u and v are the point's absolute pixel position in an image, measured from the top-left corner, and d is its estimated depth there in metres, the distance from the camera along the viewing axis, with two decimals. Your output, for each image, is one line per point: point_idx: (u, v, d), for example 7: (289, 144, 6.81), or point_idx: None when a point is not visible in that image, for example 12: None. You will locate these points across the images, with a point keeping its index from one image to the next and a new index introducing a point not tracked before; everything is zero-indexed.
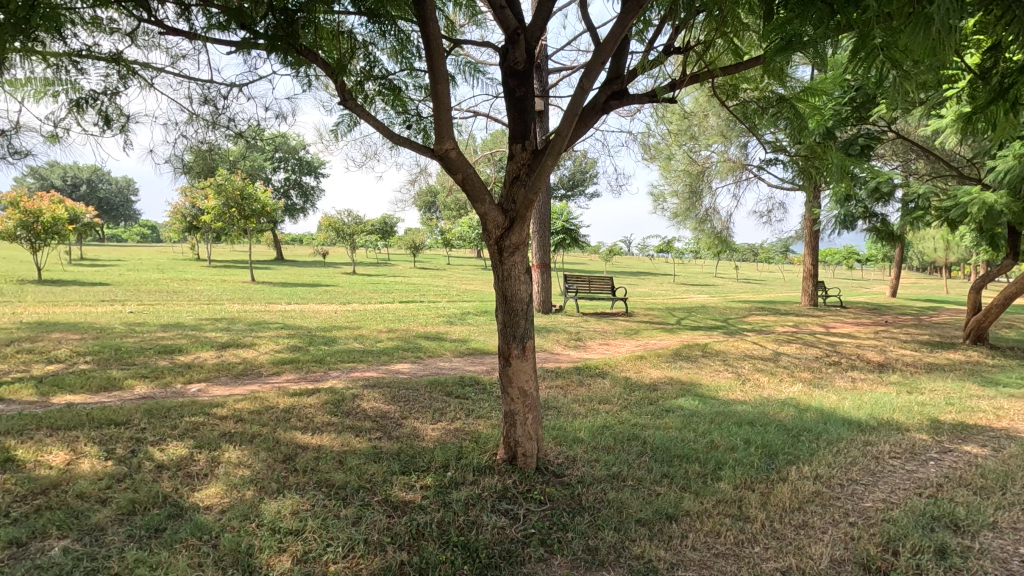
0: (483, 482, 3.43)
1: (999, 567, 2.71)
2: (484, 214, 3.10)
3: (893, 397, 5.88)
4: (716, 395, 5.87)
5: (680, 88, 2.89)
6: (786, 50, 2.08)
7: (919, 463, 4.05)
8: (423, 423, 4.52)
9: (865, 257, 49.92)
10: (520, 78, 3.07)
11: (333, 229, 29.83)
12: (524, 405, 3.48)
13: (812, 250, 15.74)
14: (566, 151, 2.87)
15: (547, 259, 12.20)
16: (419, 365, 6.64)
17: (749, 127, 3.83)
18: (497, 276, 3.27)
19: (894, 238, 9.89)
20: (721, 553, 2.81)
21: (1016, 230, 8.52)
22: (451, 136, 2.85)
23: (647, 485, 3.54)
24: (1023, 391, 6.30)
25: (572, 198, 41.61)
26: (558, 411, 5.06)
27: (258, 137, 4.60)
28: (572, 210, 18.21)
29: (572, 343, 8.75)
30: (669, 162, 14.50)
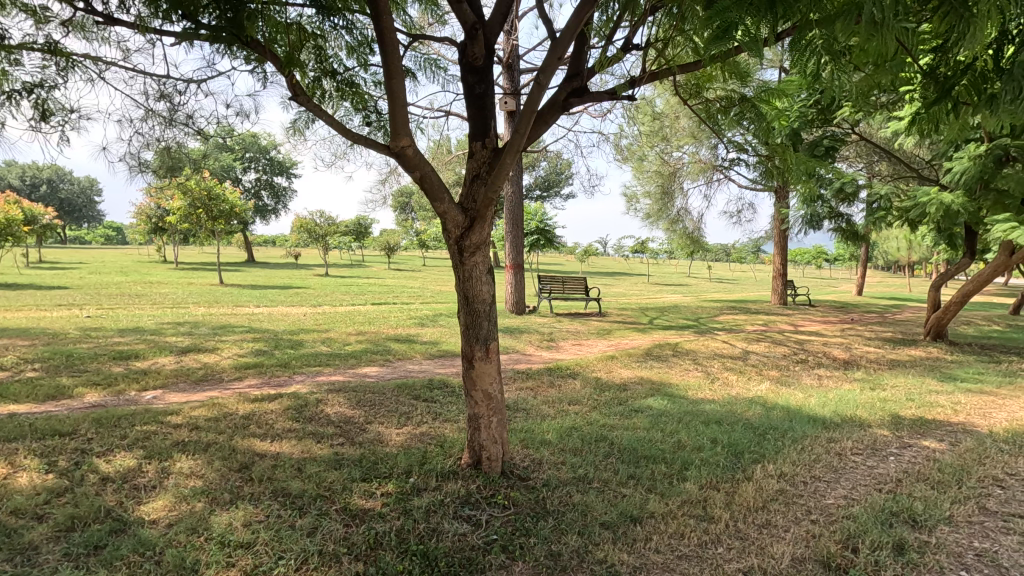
0: (446, 487, 3.37)
1: (954, 562, 2.74)
2: (443, 213, 3.02)
3: (856, 394, 5.99)
4: (685, 394, 5.90)
5: (640, 86, 2.86)
6: (721, 40, 1.94)
7: (880, 459, 4.11)
8: (389, 428, 4.42)
9: (833, 257, 51.05)
10: (480, 74, 3.01)
11: (304, 230, 29.26)
12: (489, 408, 3.42)
13: (781, 249, 16.02)
14: (525, 150, 2.80)
15: (520, 259, 12.13)
16: (387, 368, 6.52)
17: (713, 126, 3.80)
18: (458, 277, 3.20)
19: (858, 238, 10.10)
20: (684, 555, 2.78)
21: (973, 229, 8.81)
22: (407, 132, 2.78)
23: (613, 487, 3.51)
24: (979, 386, 6.49)
25: (548, 198, 41.54)
26: (527, 413, 5.01)
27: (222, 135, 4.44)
28: (546, 211, 18.18)
29: (545, 344, 8.71)
30: (641, 163, 14.60)
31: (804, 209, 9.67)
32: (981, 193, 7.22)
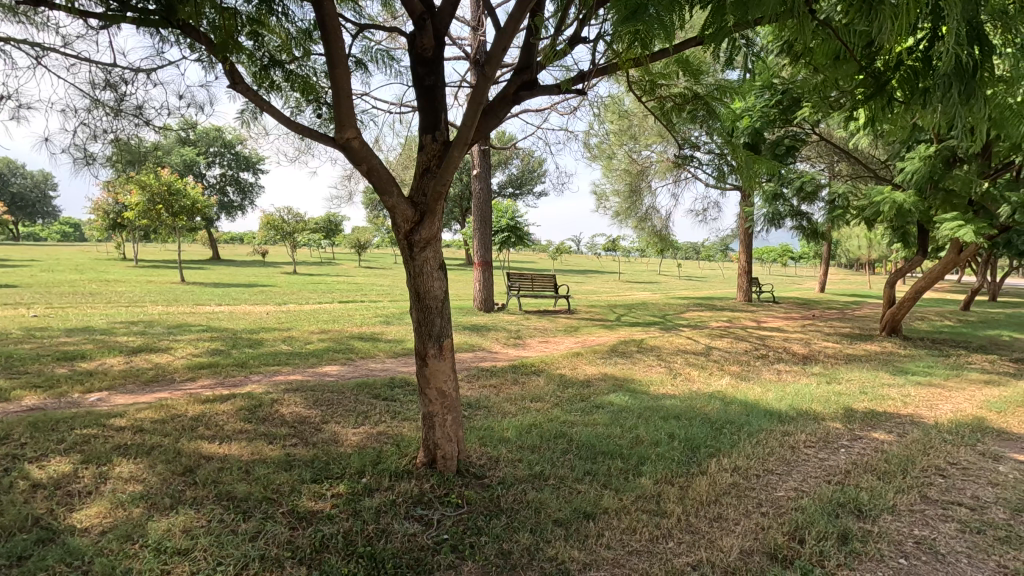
0: (399, 487, 3.30)
1: (895, 550, 2.80)
2: (393, 208, 2.96)
3: (812, 388, 6.13)
4: (647, 389, 5.95)
5: (589, 80, 2.88)
6: (629, 21, 1.79)
7: (830, 451, 4.20)
8: (344, 428, 4.33)
9: (798, 256, 52.36)
10: (430, 67, 2.97)
11: (271, 227, 28.52)
12: (443, 406, 3.37)
13: (746, 247, 16.36)
14: (474, 143, 2.77)
15: (489, 256, 12.07)
16: (349, 367, 6.42)
17: (667, 124, 3.79)
18: (409, 273, 3.14)
19: (818, 237, 10.35)
20: (635, 551, 2.78)
21: (925, 228, 9.14)
22: (353, 124, 2.71)
23: (568, 484, 3.49)
24: (928, 379, 6.72)
25: (521, 197, 41.52)
26: (488, 411, 4.97)
27: (185, 127, 4.28)
28: (517, 208, 18.18)
29: (512, 341, 8.69)
30: (611, 162, 14.70)
31: (766, 207, 9.82)
32: (931, 193, 7.48)
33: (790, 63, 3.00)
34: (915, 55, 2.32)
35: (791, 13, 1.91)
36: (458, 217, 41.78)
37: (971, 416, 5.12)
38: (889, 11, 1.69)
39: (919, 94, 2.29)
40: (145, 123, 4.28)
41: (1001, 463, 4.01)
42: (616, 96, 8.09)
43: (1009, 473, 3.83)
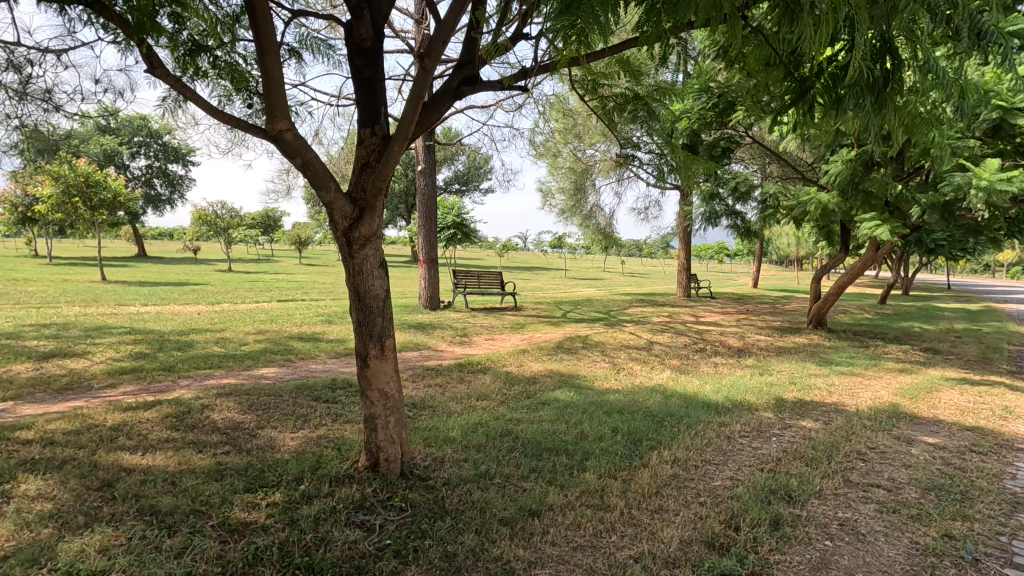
0: (339, 493, 3.19)
1: (821, 533, 2.96)
2: (330, 203, 2.84)
3: (746, 380, 6.41)
4: (591, 385, 6.05)
5: (532, 77, 2.87)
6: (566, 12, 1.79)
7: (763, 440, 4.40)
8: (281, 432, 4.15)
9: (733, 253, 54.79)
10: (369, 58, 2.87)
11: (204, 222, 26.99)
12: (386, 407, 3.28)
13: (685, 245, 16.95)
14: (414, 138, 2.70)
15: (434, 254, 11.92)
16: (287, 369, 6.17)
17: (610, 123, 3.85)
18: (349, 271, 3.04)
19: (751, 235, 10.84)
20: (579, 546, 2.80)
21: (847, 227, 9.76)
22: (286, 115, 2.58)
23: (514, 481, 3.49)
24: (849, 369, 7.18)
25: (467, 193, 41.26)
26: (433, 411, 4.89)
27: (103, 114, 3.95)
28: (463, 205, 18.04)
29: (458, 339, 8.62)
30: (557, 160, 14.83)
31: (704, 206, 10.18)
32: (851, 194, 7.99)
33: (726, 68, 3.09)
34: (836, 63, 2.45)
35: (722, 17, 1.97)
36: (403, 213, 41.07)
37: (887, 403, 5.51)
38: (810, 21, 1.76)
39: (838, 102, 2.42)
40: (57, 109, 3.92)
41: (914, 446, 4.33)
42: (560, 95, 8.16)
43: (921, 454, 4.14)
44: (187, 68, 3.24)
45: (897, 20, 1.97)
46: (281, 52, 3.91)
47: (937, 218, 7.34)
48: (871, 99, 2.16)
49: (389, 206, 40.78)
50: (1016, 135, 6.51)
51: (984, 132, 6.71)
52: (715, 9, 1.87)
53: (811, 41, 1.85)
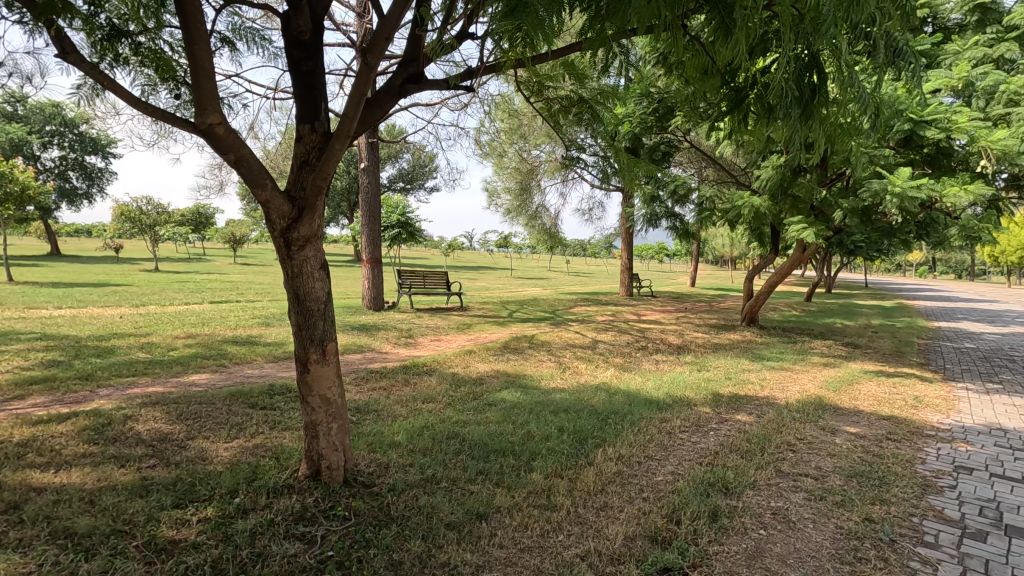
0: (278, 504, 3.06)
1: (756, 522, 3.10)
2: (266, 202, 2.71)
3: (685, 376, 6.64)
4: (538, 384, 6.09)
5: (478, 77, 2.86)
6: (511, 16, 1.77)
7: (701, 434, 4.57)
8: (214, 443, 3.93)
9: (672, 253, 56.79)
10: (308, 52, 2.77)
11: (126, 219, 25.26)
12: (328, 414, 3.17)
13: (628, 245, 17.38)
14: (357, 135, 2.61)
15: (378, 253, 11.65)
16: (221, 374, 5.86)
17: (555, 125, 3.88)
18: (287, 273, 2.91)
19: (689, 236, 11.25)
20: (525, 548, 2.80)
21: (776, 229, 10.31)
22: (216, 109, 2.43)
23: (460, 485, 3.46)
24: (779, 364, 7.58)
25: (412, 191, 40.61)
26: (377, 415, 4.78)
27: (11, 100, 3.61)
28: (407, 203, 17.74)
29: (403, 341, 8.47)
30: (502, 160, 14.84)
31: (645, 208, 10.46)
32: (781, 198, 8.44)
33: (665, 74, 3.17)
34: (767, 74, 2.57)
35: (663, 26, 2.02)
36: (345, 211, 39.96)
37: (813, 396, 5.86)
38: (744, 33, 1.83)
39: (768, 111, 2.55)
40: None
41: (838, 436, 4.62)
42: (505, 95, 8.16)
43: (844, 443, 4.42)
44: (105, 54, 3.01)
45: (822, 38, 2.08)
46: (213, 40, 3.70)
47: (856, 222, 7.87)
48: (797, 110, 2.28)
49: (330, 204, 39.57)
50: (924, 146, 7.08)
51: (897, 142, 7.25)
52: (656, 17, 1.92)
53: (742, 49, 1.92)
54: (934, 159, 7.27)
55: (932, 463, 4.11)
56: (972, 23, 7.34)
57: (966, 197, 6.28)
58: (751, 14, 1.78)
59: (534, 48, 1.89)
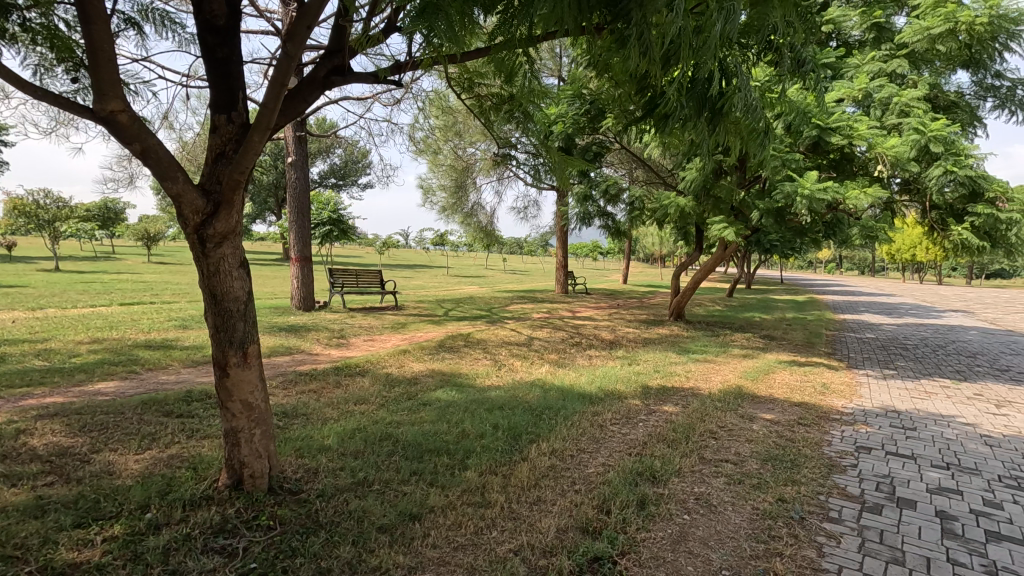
0: (195, 518, 2.88)
1: (680, 508, 3.25)
2: (178, 196, 2.54)
3: (616, 370, 6.84)
4: (473, 382, 6.09)
5: (405, 71, 2.84)
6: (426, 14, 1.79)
7: (631, 426, 4.72)
8: (123, 455, 3.64)
9: (606, 251, 58.37)
10: (223, 38, 2.61)
11: (20, 214, 22.95)
12: (249, 419, 3.02)
13: (563, 244, 17.70)
14: (277, 127, 2.49)
15: (308, 251, 11.22)
16: (132, 381, 5.45)
17: (486, 122, 3.89)
18: (202, 272, 2.74)
19: (620, 234, 11.61)
20: (459, 546, 2.79)
21: (700, 228, 10.86)
22: (118, 94, 2.25)
23: (393, 486, 3.40)
24: (703, 356, 7.98)
25: (345, 188, 39.36)
26: (306, 418, 4.61)
27: None
28: (338, 200, 17.20)
29: (335, 341, 8.21)
30: (437, 157, 14.72)
31: (578, 207, 10.66)
32: (704, 199, 8.89)
33: (595, 77, 3.25)
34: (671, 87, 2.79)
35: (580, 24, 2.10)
36: (272, 207, 38.19)
37: (734, 386, 6.21)
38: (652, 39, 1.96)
39: (684, 115, 2.69)
40: None
41: (755, 422, 4.92)
42: (439, 91, 8.09)
43: (760, 429, 4.71)
44: None
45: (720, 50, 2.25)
46: (116, 21, 3.43)
47: (771, 221, 8.41)
48: (702, 119, 2.65)
49: (256, 200, 37.72)
50: (830, 152, 7.66)
51: (806, 147, 7.81)
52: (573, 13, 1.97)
53: (648, 53, 2.09)
54: (839, 164, 7.90)
55: (836, 445, 4.46)
56: (870, 41, 8.01)
57: (866, 199, 6.86)
58: (661, 20, 1.94)
59: (455, 44, 1.91)
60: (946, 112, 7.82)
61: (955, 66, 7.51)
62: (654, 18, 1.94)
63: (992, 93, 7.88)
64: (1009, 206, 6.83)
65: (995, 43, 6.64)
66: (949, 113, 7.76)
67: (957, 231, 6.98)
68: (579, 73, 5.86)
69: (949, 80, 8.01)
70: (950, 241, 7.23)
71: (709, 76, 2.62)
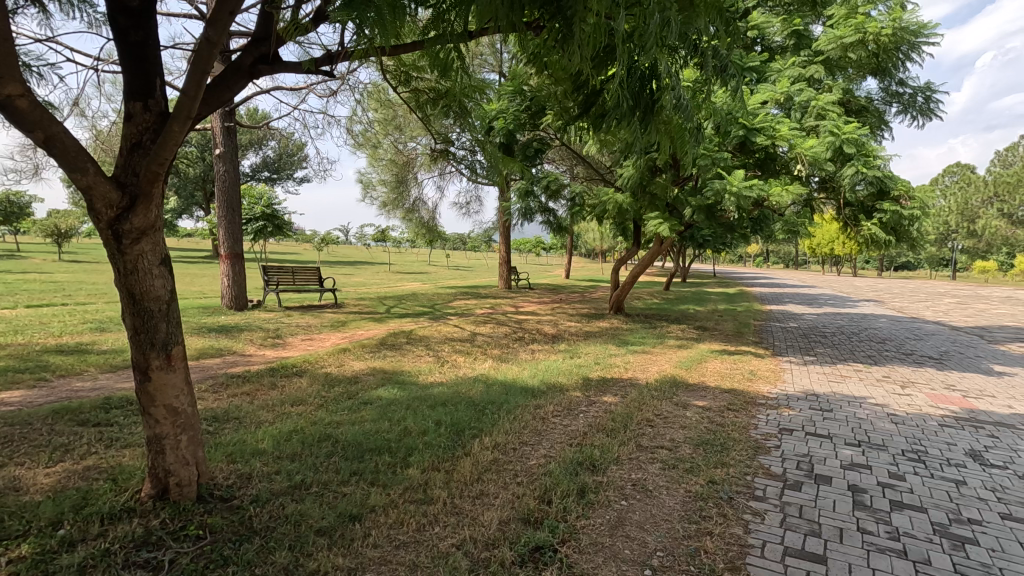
0: (115, 532, 2.70)
1: (618, 494, 3.36)
2: (88, 189, 2.36)
3: (558, 363, 6.95)
4: (415, 379, 6.04)
5: (338, 62, 2.77)
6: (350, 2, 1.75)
7: (572, 417, 4.83)
8: (31, 469, 3.36)
9: (549, 247, 59.13)
10: (137, 20, 2.42)
11: None
12: (174, 425, 2.86)
13: (506, 239, 17.80)
14: (199, 115, 2.37)
15: (239, 248, 10.71)
16: (42, 389, 5.04)
17: (423, 116, 3.84)
18: (118, 270, 2.57)
19: (561, 230, 11.80)
20: (401, 544, 2.77)
21: (637, 224, 11.22)
22: (16, 77, 2.06)
23: (332, 488, 3.32)
24: (641, 348, 8.25)
25: (280, 181, 37.77)
26: (239, 422, 4.42)
27: None
28: (272, 194, 16.50)
29: (270, 341, 7.91)
30: (377, 152, 14.43)
31: (520, 203, 10.73)
32: (641, 195, 9.18)
33: (533, 74, 3.29)
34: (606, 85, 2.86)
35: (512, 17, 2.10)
36: (200, 202, 36.17)
37: (670, 375, 6.47)
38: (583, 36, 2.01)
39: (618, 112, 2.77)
40: None
41: (689, 409, 5.15)
42: (378, 84, 7.92)
43: (693, 416, 4.94)
44: None
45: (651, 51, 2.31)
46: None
47: (702, 217, 8.79)
48: (637, 116, 2.75)
49: (182, 193, 35.59)
50: (755, 151, 8.10)
51: (734, 147, 8.22)
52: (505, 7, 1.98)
53: (581, 51, 2.13)
54: (764, 164, 8.36)
55: (762, 427, 4.74)
56: (790, 47, 8.53)
57: (788, 196, 7.29)
58: (589, 17, 1.97)
59: (384, 34, 1.88)
60: (857, 115, 8.44)
61: (865, 73, 8.10)
62: (585, 15, 1.96)
63: (896, 100, 8.56)
64: (912, 204, 7.46)
65: (899, 53, 7.21)
66: (860, 117, 8.38)
67: (868, 226, 7.55)
68: (520, 70, 5.88)
69: (860, 87, 8.64)
70: (862, 236, 7.82)
71: (641, 75, 2.70)
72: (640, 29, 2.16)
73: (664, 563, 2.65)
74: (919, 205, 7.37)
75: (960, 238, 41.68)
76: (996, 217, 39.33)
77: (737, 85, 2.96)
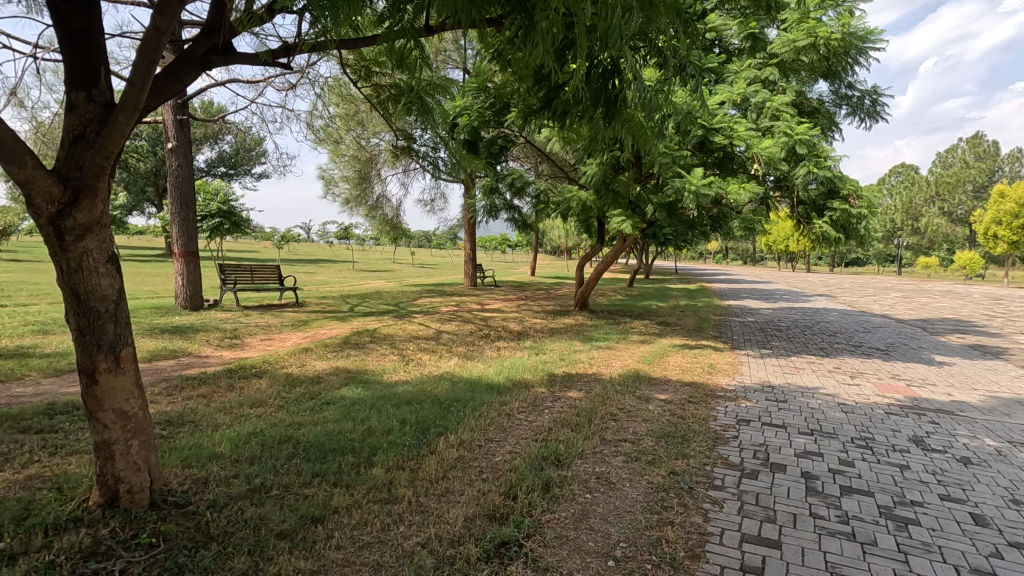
0: (61, 543, 2.58)
1: (582, 488, 3.40)
2: (27, 183, 2.24)
3: (523, 360, 6.98)
4: (379, 378, 5.96)
5: (295, 54, 2.70)
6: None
7: (537, 413, 4.86)
8: None
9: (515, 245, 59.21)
10: (80, 7, 2.33)
11: None
12: (125, 430, 2.75)
13: (472, 237, 17.73)
14: (147, 107, 2.28)
15: (193, 245, 10.33)
16: None
17: (384, 112, 3.77)
18: (60, 268, 2.45)
19: (525, 227, 11.83)
20: (365, 545, 2.73)
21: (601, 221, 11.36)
22: None
23: (294, 490, 3.25)
24: (605, 344, 8.36)
25: (237, 177, 36.60)
26: (195, 425, 4.28)
27: None
28: (229, 190, 15.97)
29: (228, 342, 7.66)
30: (339, 147, 14.14)
31: (485, 200, 10.69)
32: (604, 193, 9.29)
33: (496, 71, 3.29)
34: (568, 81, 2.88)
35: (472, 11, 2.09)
36: (152, 198, 34.70)
37: (633, 370, 6.58)
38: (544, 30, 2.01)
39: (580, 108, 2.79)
40: None
41: (651, 403, 5.25)
42: (339, 78, 7.77)
43: (656, 409, 5.05)
44: None
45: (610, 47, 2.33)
46: None
47: (664, 214, 8.97)
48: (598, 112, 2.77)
49: (132, 189, 34.07)
50: (714, 151, 8.31)
51: (693, 146, 8.41)
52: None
53: (541, 47, 2.13)
54: (722, 163, 8.59)
55: (721, 419, 4.88)
56: (746, 49, 8.77)
57: (745, 194, 7.51)
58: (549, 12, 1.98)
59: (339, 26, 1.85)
60: (810, 117, 8.76)
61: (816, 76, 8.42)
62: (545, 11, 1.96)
63: (845, 102, 8.91)
64: (860, 203, 7.81)
65: (848, 57, 7.50)
66: (812, 117, 8.70)
67: (819, 224, 7.85)
68: (483, 67, 5.86)
69: (812, 89, 8.96)
70: (814, 234, 8.12)
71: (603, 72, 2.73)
72: (599, 28, 2.18)
73: (627, 553, 2.71)
74: (867, 203, 7.71)
75: (905, 236, 43.73)
76: (937, 216, 41.43)
77: (696, 84, 3.01)
